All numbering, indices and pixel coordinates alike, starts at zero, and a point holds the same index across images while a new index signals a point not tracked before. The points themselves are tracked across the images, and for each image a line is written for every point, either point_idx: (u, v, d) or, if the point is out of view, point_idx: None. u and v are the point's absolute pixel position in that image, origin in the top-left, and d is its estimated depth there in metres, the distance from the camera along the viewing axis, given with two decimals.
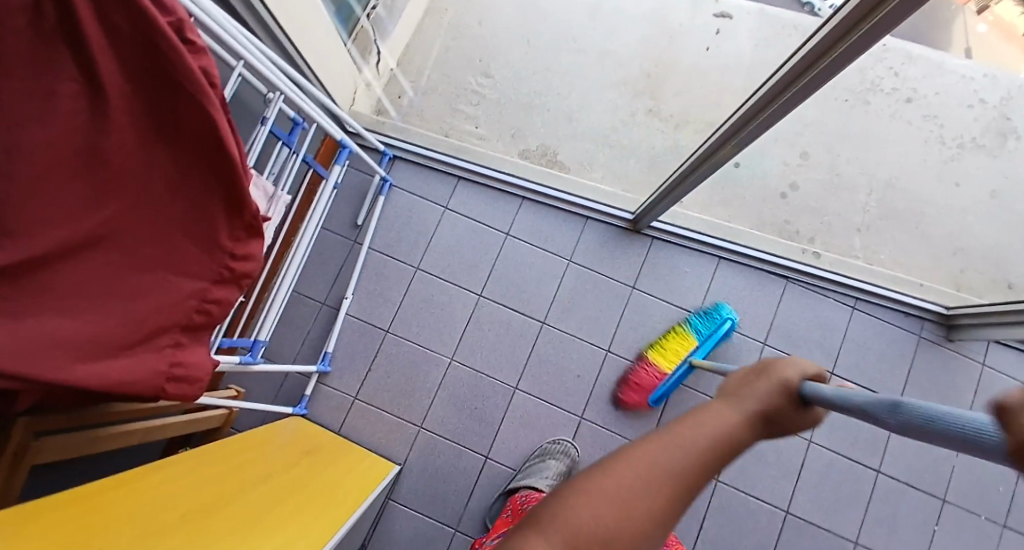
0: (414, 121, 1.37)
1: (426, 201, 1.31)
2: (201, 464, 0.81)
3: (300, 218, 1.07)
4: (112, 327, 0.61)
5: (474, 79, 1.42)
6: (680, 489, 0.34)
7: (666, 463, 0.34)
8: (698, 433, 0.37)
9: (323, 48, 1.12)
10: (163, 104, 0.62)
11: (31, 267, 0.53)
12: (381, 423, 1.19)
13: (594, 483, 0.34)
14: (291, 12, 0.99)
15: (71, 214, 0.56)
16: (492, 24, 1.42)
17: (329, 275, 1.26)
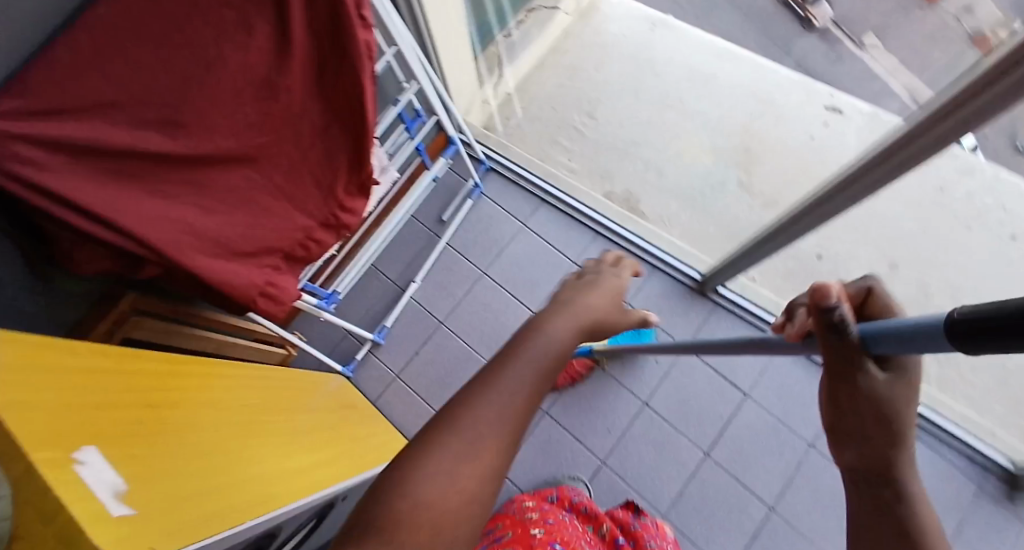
0: (516, 143, 1.48)
1: (508, 214, 1.39)
2: (261, 379, 0.89)
3: (398, 197, 1.17)
4: (234, 234, 0.69)
5: (578, 118, 1.51)
6: (520, 413, 0.35)
7: (500, 392, 0.35)
8: (525, 352, 0.39)
9: (455, 59, 1.25)
10: (330, 64, 0.71)
11: (188, 161, 0.64)
12: (413, 405, 1.24)
13: (438, 434, 0.33)
14: (440, 22, 1.12)
15: (233, 128, 0.66)
16: (607, 72, 1.51)
17: (405, 258, 1.35)
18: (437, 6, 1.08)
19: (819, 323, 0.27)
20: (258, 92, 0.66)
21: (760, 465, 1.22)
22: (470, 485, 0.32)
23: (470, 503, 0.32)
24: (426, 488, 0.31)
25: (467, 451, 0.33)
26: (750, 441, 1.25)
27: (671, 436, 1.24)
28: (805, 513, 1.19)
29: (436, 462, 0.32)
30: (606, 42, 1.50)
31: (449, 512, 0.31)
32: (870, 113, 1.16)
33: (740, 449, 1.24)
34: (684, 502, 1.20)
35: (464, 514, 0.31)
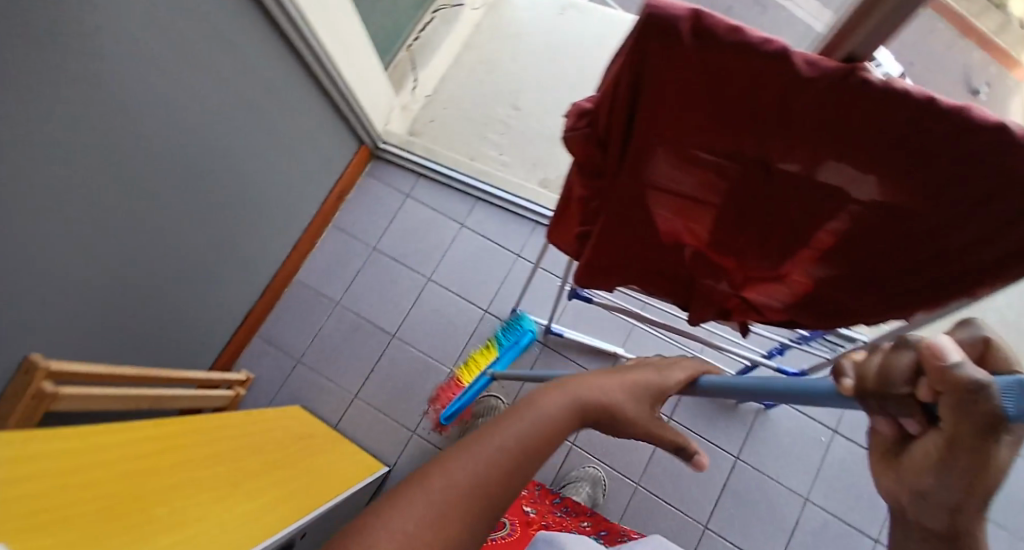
0: (443, 144, 1.48)
1: (445, 218, 1.37)
2: (209, 428, 0.86)
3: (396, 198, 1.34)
4: (672, 177, 0.65)
5: (503, 112, 1.52)
6: (506, 476, 0.33)
7: (499, 449, 0.34)
8: (528, 410, 0.38)
9: (348, 49, 1.12)
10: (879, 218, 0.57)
11: (681, 177, 0.65)
12: (378, 422, 1.23)
13: (426, 478, 0.31)
14: (323, 13, 1.00)
15: (735, 206, 0.66)
16: (524, 61, 1.53)
17: (346, 277, 1.32)
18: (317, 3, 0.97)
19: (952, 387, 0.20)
20: (798, 198, 0.61)
21: (724, 423, 1.23)
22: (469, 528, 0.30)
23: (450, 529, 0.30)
24: (404, 528, 0.28)
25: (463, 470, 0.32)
26: (713, 406, 1.24)
27: None
28: (773, 461, 1.21)
29: (439, 490, 0.31)
30: (517, 31, 1.53)
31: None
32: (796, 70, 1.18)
33: (703, 410, 1.24)
34: (655, 465, 1.20)
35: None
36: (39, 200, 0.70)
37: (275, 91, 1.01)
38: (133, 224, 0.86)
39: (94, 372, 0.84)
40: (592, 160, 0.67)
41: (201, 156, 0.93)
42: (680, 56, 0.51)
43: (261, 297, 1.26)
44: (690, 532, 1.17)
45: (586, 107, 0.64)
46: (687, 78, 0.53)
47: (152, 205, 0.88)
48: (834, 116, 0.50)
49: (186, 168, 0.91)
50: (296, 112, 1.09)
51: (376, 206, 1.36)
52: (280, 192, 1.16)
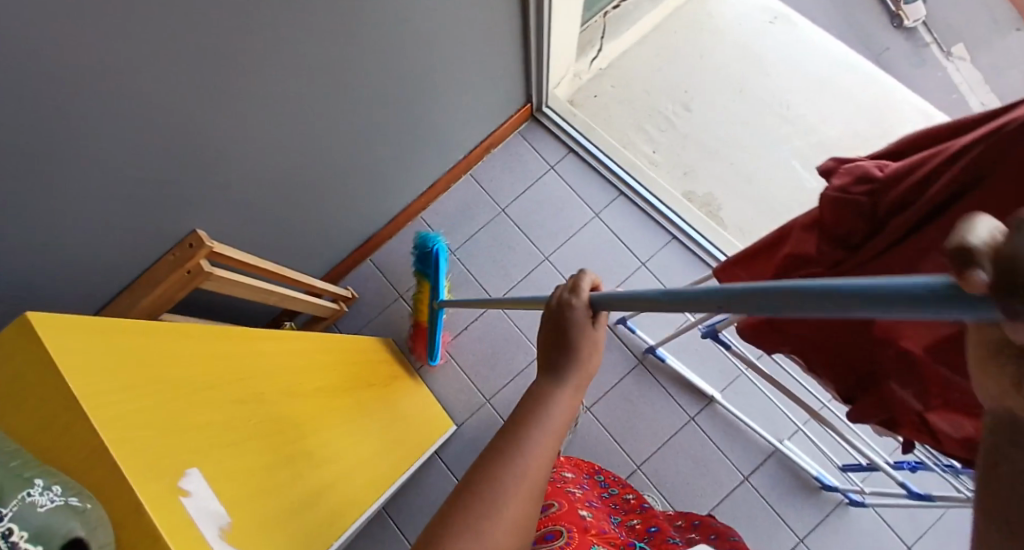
0: (599, 122, 1.39)
1: (581, 200, 1.30)
2: (320, 349, 0.79)
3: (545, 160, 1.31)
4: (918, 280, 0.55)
5: (671, 108, 1.41)
6: (527, 503, 0.38)
7: (510, 486, 0.38)
8: (533, 424, 0.42)
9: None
10: None
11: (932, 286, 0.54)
12: (456, 380, 1.22)
13: (457, 522, 0.36)
14: None
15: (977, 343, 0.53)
16: (713, 61, 1.41)
17: (468, 229, 1.29)
18: None
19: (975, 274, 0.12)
20: None
21: (800, 504, 1.16)
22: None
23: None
24: None
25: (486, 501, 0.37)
26: (794, 482, 1.17)
27: (713, 458, 1.19)
28: None
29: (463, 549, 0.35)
30: (716, 25, 1.42)
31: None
32: None
33: (784, 484, 1.17)
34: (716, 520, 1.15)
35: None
36: (260, 63, 0.68)
37: (482, 17, 0.95)
38: (318, 116, 0.84)
39: (235, 258, 0.84)
40: (846, 230, 0.60)
41: (397, 63, 0.89)
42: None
43: (385, 224, 1.24)
44: None
45: (875, 174, 0.57)
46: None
47: (340, 99, 0.86)
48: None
49: (380, 72, 0.88)
50: (488, 46, 1.04)
51: (517, 169, 1.31)
52: (441, 122, 1.12)
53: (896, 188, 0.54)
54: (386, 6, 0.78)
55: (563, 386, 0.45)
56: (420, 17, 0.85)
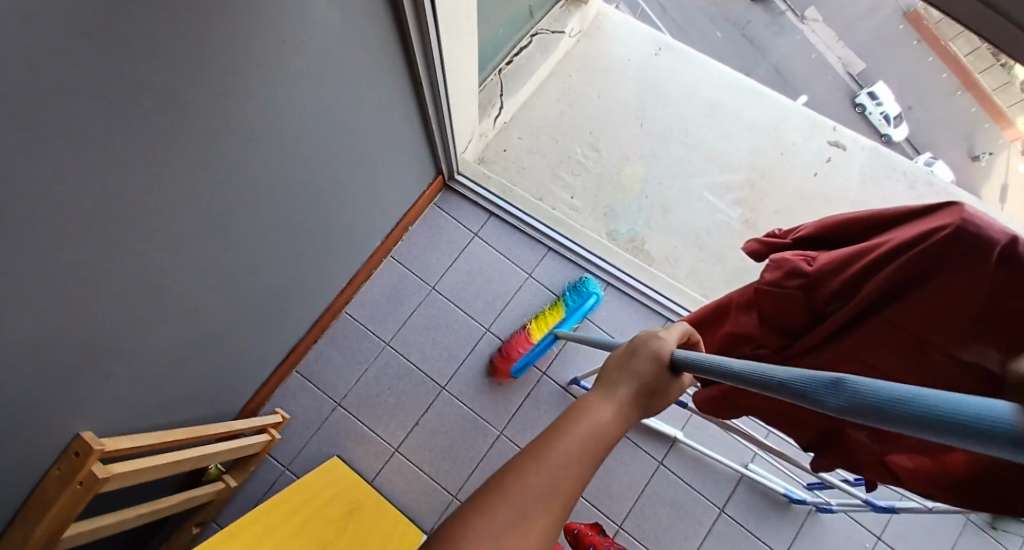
0: (513, 179, 1.36)
1: (511, 263, 1.26)
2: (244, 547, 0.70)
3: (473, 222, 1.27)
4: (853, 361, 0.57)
5: (580, 150, 1.40)
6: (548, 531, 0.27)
7: (527, 500, 0.27)
8: (571, 431, 0.31)
9: (458, 69, 1.01)
10: None
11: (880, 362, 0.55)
12: (417, 481, 1.13)
13: (500, 487, 0.28)
14: (449, 20, 0.88)
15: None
16: (612, 100, 1.43)
17: (399, 317, 1.21)
18: (447, 16, 0.85)
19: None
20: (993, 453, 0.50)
21: (773, 518, 1.19)
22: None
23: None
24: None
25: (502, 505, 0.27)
26: (765, 498, 1.21)
27: (687, 496, 1.20)
28: None
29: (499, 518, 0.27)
30: (607, 62, 1.45)
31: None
32: (871, 150, 1.42)
33: (755, 503, 1.20)
34: None
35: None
36: (134, 235, 0.58)
37: (375, 110, 0.89)
38: (215, 258, 0.74)
39: (134, 445, 0.73)
40: (787, 322, 0.59)
41: (295, 178, 0.81)
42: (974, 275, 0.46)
43: (309, 330, 1.14)
44: None
45: (805, 267, 0.57)
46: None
47: (238, 232, 0.76)
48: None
49: (278, 192, 0.79)
50: (389, 133, 0.98)
51: (440, 243, 1.25)
52: (354, 216, 1.05)
53: (834, 280, 0.55)
54: (267, 134, 0.70)
55: (629, 384, 0.35)
56: (312, 129, 0.77)
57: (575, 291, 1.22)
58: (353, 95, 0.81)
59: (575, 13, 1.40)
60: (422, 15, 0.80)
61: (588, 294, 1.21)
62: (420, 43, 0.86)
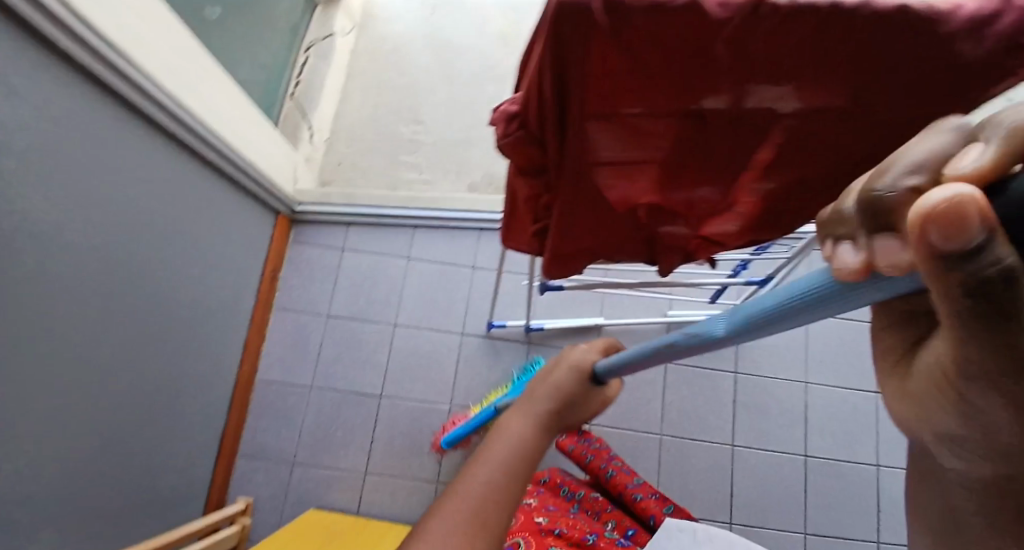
0: (359, 184, 1.41)
1: (387, 256, 1.32)
2: None
3: (335, 238, 1.32)
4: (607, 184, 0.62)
5: (407, 129, 1.46)
6: (492, 509, 0.37)
7: (483, 485, 0.38)
8: (498, 436, 0.42)
9: (223, 113, 1.05)
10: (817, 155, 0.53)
11: (619, 148, 0.59)
12: (397, 489, 1.18)
13: (422, 528, 0.36)
14: (178, 75, 0.92)
15: (678, 159, 0.58)
16: (411, 75, 1.49)
17: (311, 355, 1.26)
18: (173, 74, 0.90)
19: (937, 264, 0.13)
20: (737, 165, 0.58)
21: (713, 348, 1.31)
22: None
23: None
24: None
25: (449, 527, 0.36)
26: None
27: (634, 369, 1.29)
28: (767, 364, 1.30)
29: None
30: (390, 44, 1.51)
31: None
32: None
33: None
34: (670, 412, 1.28)
35: None
36: None
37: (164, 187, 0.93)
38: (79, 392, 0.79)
39: None
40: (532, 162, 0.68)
41: (119, 288, 0.84)
42: (593, 43, 0.47)
43: (230, 410, 1.19)
44: (722, 456, 1.25)
45: (514, 108, 0.65)
46: (611, 53, 0.48)
47: (87, 357, 0.80)
48: (811, 45, 0.44)
49: (109, 308, 0.83)
50: (194, 203, 1.02)
51: (314, 272, 1.30)
52: (209, 292, 1.09)
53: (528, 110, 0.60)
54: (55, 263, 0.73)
55: (532, 404, 0.45)
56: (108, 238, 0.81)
57: None
58: (131, 190, 0.85)
59: (335, 14, 1.45)
60: (147, 86, 0.85)
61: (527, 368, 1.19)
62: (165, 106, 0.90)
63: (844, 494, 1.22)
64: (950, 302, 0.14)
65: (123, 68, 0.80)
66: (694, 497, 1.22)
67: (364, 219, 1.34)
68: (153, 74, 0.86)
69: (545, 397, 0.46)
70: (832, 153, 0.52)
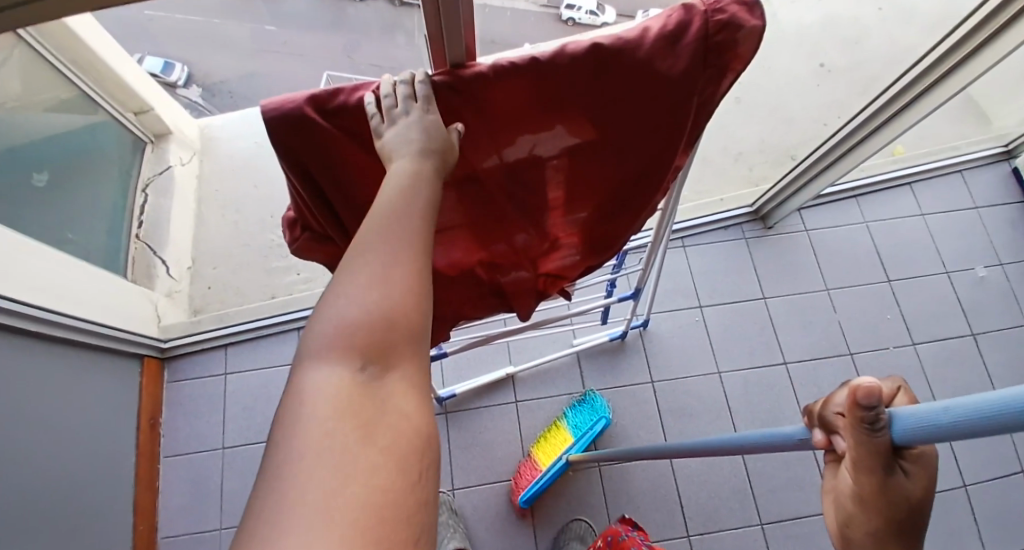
0: (233, 302, 1.36)
1: (276, 368, 1.27)
2: None
3: (217, 365, 1.27)
4: None
5: (274, 235, 1.44)
6: (397, 277, 0.32)
7: (385, 261, 0.32)
8: (386, 200, 0.37)
9: (47, 286, 1.00)
10: (588, 182, 0.61)
11: None
12: None
13: (328, 333, 0.30)
14: None
15: (478, 215, 0.62)
16: (267, 182, 1.50)
17: (214, 494, 1.17)
18: None
19: (858, 417, 0.26)
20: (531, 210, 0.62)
21: (624, 365, 1.30)
22: (426, 419, 0.29)
23: (388, 346, 0.30)
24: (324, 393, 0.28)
25: (392, 380, 0.29)
26: (607, 355, 1.31)
27: (553, 406, 1.27)
28: (678, 365, 1.30)
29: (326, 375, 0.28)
30: (238, 159, 1.52)
31: (405, 523, 0.23)
32: None
33: (601, 365, 1.31)
34: (600, 441, 1.23)
35: (371, 362, 0.29)
36: None
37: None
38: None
39: None
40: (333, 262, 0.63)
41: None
42: (325, 138, 0.49)
43: None
44: (662, 469, 1.22)
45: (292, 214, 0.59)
46: (347, 141, 0.50)
47: None
48: (535, 86, 0.49)
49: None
50: (36, 382, 0.96)
51: (202, 405, 1.24)
52: (75, 468, 1.01)
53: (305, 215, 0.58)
54: None
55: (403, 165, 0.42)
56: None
57: (580, 409, 1.22)
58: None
59: (171, 146, 1.46)
60: None
61: (594, 416, 1.20)
62: None
63: (785, 470, 1.22)
64: (864, 428, 0.27)
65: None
66: (643, 520, 1.19)
67: (242, 338, 1.30)
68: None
69: (415, 148, 0.43)
70: (606, 178, 0.60)
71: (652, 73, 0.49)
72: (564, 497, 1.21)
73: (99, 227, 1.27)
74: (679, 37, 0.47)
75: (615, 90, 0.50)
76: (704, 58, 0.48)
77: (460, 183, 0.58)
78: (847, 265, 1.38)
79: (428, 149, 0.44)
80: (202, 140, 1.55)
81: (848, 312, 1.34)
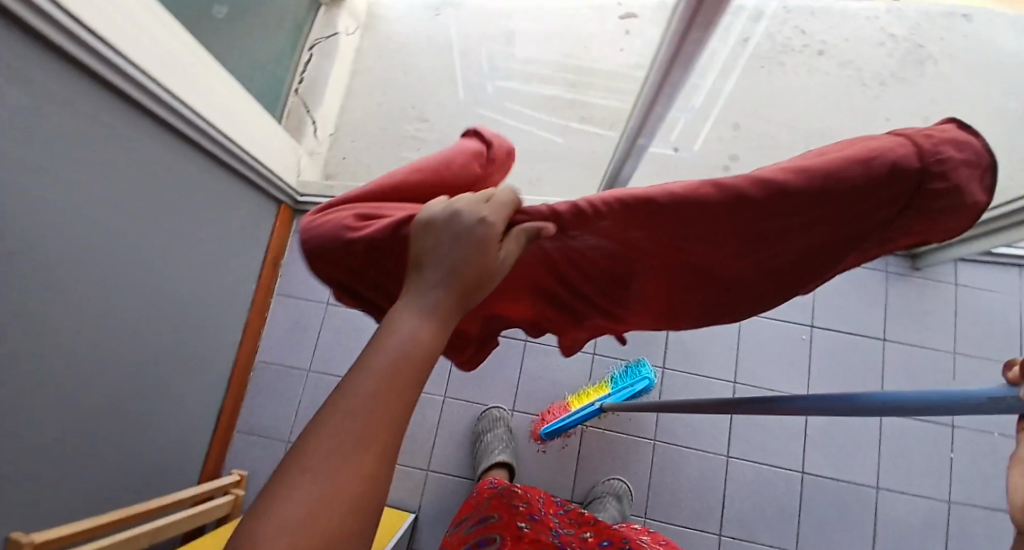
0: (362, 178, 1.43)
1: None
2: None
3: None
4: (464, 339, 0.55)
5: (412, 126, 1.48)
6: (324, 520, 0.23)
7: (319, 481, 0.24)
8: (371, 367, 0.28)
9: (230, 111, 1.08)
10: (689, 308, 0.43)
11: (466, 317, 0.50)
12: (389, 474, 1.22)
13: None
14: (191, 83, 0.95)
15: (541, 311, 0.49)
16: (417, 72, 1.51)
17: (309, 342, 1.29)
18: (185, 87, 0.94)
19: None
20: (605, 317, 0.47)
21: (712, 353, 1.27)
22: None
23: None
24: None
25: None
26: (698, 341, 1.29)
27: None
28: (767, 375, 1.26)
29: None
30: (398, 42, 1.54)
31: None
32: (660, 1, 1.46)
33: (687, 347, 1.28)
34: (664, 418, 1.24)
35: None
36: None
37: (175, 183, 0.97)
38: (78, 363, 0.80)
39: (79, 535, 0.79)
40: None
41: (124, 268, 0.86)
42: (348, 260, 0.41)
43: (226, 392, 1.22)
44: (716, 465, 1.21)
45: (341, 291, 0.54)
46: (370, 267, 0.41)
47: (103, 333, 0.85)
48: (624, 225, 0.33)
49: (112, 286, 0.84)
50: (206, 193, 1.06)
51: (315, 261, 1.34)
52: (214, 277, 1.13)
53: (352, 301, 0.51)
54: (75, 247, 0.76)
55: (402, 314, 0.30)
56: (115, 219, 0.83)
57: (627, 370, 1.20)
58: (140, 175, 0.87)
59: (342, 13, 1.49)
60: (163, 97, 0.89)
61: (637, 375, 1.18)
62: (179, 114, 0.94)
63: (840, 510, 1.20)
64: None
65: (141, 84, 0.84)
66: (682, 505, 1.20)
67: None
68: (176, 91, 0.91)
69: (439, 274, 0.32)
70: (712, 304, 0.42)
71: (818, 219, 0.29)
72: (613, 457, 1.23)
73: (268, 70, 1.34)
74: (880, 188, 0.26)
75: (762, 241, 0.32)
76: (886, 204, 0.29)
77: (530, 288, 0.45)
78: (985, 335, 1.27)
79: (453, 279, 0.31)
80: (366, 13, 1.55)
81: (966, 383, 1.24)
